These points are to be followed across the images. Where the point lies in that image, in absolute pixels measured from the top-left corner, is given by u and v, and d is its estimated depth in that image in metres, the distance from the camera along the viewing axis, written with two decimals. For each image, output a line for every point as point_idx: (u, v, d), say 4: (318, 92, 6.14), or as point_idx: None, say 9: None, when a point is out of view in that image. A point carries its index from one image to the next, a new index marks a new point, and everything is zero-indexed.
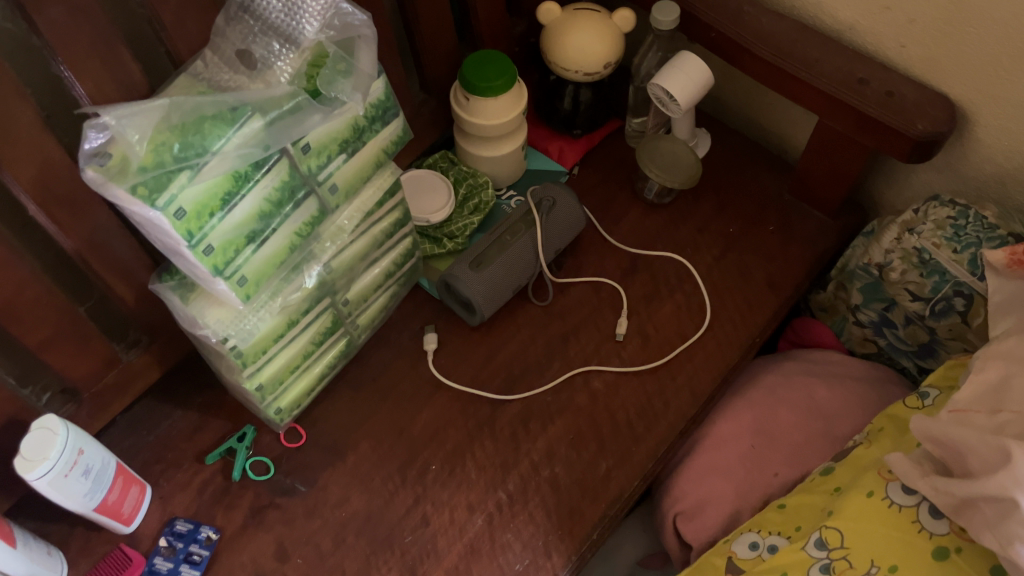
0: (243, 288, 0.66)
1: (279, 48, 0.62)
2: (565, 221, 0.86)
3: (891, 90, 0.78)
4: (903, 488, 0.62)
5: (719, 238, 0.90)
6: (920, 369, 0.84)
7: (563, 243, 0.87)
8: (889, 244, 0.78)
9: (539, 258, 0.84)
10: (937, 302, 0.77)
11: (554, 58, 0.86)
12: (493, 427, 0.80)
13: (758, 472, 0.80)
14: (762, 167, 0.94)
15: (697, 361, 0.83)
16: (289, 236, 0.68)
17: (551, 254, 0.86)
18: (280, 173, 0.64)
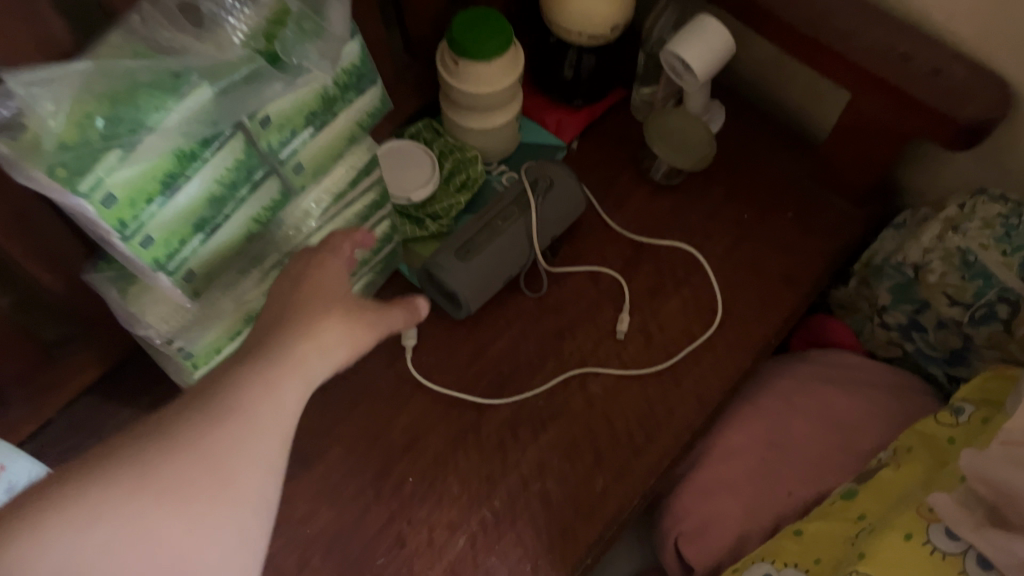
0: (191, 284, 0.57)
1: (232, 2, 0.53)
2: (564, 203, 0.77)
3: (937, 68, 0.68)
4: (946, 531, 0.55)
5: (732, 226, 0.81)
6: (949, 378, 0.76)
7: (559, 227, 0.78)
8: (929, 242, 0.69)
9: (533, 244, 0.75)
10: (977, 308, 0.68)
11: (555, 18, 0.75)
12: (477, 436, 0.72)
13: (770, 490, 0.72)
14: (782, 147, 0.85)
15: (705, 364, 0.75)
16: (245, 223, 0.58)
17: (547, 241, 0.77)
18: (233, 151, 0.54)
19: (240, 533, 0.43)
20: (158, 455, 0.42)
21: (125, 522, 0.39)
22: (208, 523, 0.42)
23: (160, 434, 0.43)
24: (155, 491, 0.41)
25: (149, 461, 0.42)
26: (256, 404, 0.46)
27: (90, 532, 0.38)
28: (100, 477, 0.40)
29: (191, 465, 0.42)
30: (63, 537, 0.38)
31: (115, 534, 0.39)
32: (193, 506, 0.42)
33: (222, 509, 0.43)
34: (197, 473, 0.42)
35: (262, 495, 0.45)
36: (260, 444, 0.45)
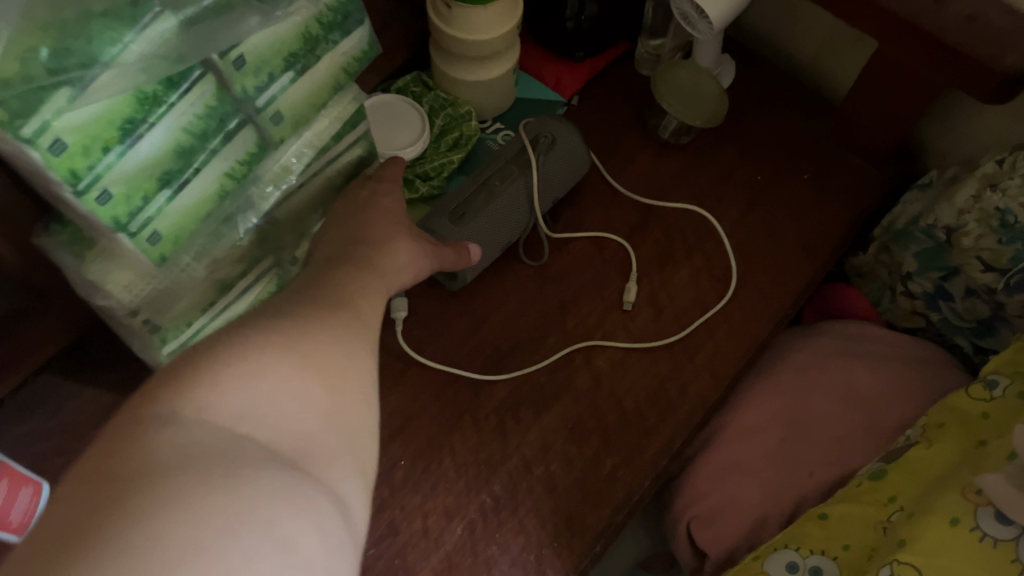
0: (156, 249, 0.50)
1: None
2: (565, 162, 0.71)
3: (973, 15, 0.63)
4: (996, 514, 0.50)
5: (745, 188, 0.76)
6: (977, 350, 0.71)
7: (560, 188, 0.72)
8: (964, 203, 0.64)
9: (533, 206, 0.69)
10: (1013, 275, 0.63)
11: None
12: (475, 415, 0.66)
13: (789, 470, 0.67)
14: (796, 105, 0.80)
15: (720, 337, 0.70)
16: (217, 180, 0.51)
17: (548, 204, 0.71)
18: (203, 95, 0.47)
19: (370, 399, 0.41)
20: (291, 324, 0.40)
21: (281, 374, 0.36)
22: (350, 382, 0.40)
23: (281, 317, 0.40)
24: (301, 349, 0.38)
25: (287, 329, 0.39)
26: (358, 302, 0.46)
27: (250, 383, 0.35)
28: (248, 337, 0.37)
29: (324, 334, 0.40)
30: (226, 387, 0.34)
31: (276, 385, 0.36)
32: (336, 364, 0.39)
33: (357, 372, 0.40)
34: (332, 340, 0.40)
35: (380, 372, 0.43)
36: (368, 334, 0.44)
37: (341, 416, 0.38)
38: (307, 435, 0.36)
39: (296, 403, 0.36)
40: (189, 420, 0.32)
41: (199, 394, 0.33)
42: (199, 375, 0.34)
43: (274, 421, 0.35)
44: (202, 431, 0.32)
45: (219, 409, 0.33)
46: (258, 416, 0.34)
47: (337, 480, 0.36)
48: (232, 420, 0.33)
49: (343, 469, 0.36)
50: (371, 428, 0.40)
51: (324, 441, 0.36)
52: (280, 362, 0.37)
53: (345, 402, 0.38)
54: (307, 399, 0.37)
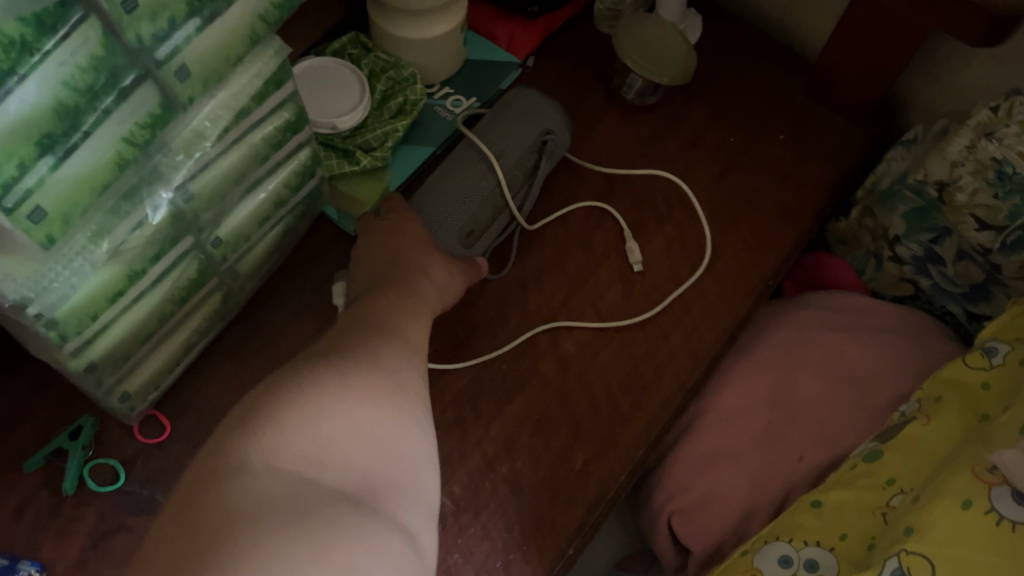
0: (42, 228, 0.42)
1: None
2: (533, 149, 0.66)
3: None
4: (1012, 495, 0.45)
5: (718, 152, 0.70)
6: (970, 316, 0.66)
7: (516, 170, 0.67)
8: (957, 155, 0.58)
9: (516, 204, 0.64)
10: (1011, 233, 0.58)
11: None
12: (431, 409, 0.59)
13: (776, 456, 0.61)
14: (767, 63, 0.74)
15: (696, 313, 0.64)
16: (113, 146, 0.44)
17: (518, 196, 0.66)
18: (87, 42, 0.40)
19: (423, 434, 0.40)
20: (355, 351, 0.41)
21: (359, 394, 0.38)
22: (418, 393, 0.42)
23: (342, 340, 0.43)
24: (368, 371, 0.40)
25: (349, 358, 0.40)
26: (391, 344, 0.44)
27: (330, 409, 0.36)
28: (328, 355, 0.40)
29: (378, 358, 0.42)
30: (314, 410, 0.36)
31: (352, 408, 0.37)
32: (403, 376, 0.42)
33: (413, 394, 0.42)
34: (389, 363, 0.42)
35: (428, 410, 0.42)
36: (409, 376, 0.42)
37: (413, 432, 0.39)
38: (393, 446, 0.37)
39: (376, 419, 0.37)
40: (263, 467, 0.32)
41: (285, 426, 0.34)
42: (280, 409, 0.35)
43: (362, 441, 0.36)
44: (296, 454, 0.34)
45: (307, 436, 0.34)
46: (342, 439, 0.36)
47: (417, 493, 0.37)
48: (303, 459, 0.33)
49: (423, 476, 0.38)
50: (426, 462, 0.39)
51: (397, 459, 0.37)
52: (362, 376, 0.39)
53: (414, 420, 0.40)
54: (390, 410, 0.39)
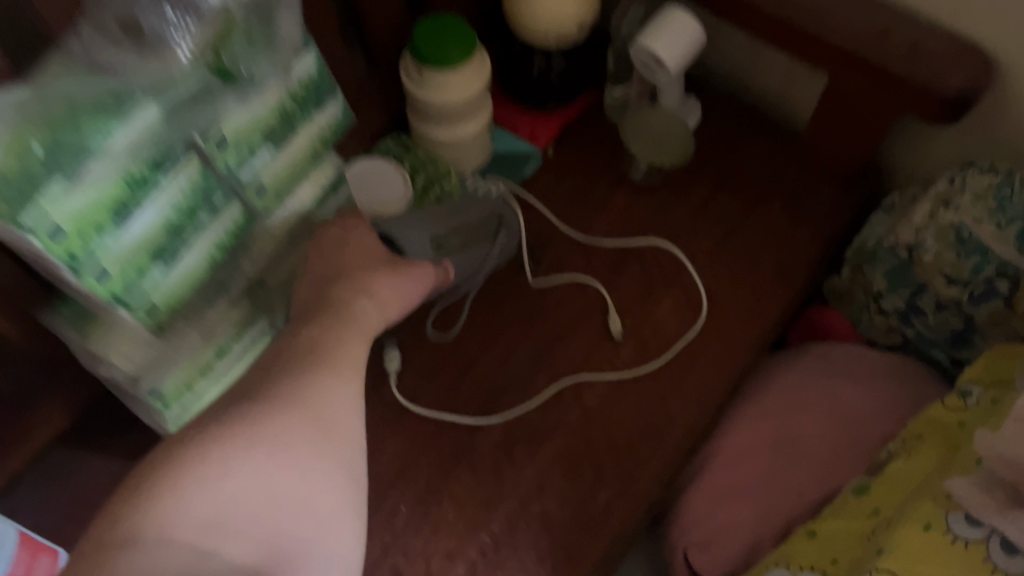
0: (154, 317, 0.54)
1: (176, 17, 0.48)
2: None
3: (917, 42, 0.66)
4: (967, 518, 0.52)
5: (720, 221, 0.79)
6: (953, 361, 0.73)
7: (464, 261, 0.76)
8: (921, 221, 0.68)
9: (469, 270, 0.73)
10: (976, 285, 0.66)
11: (519, 20, 0.73)
12: (471, 458, 0.68)
13: (779, 491, 0.69)
14: (763, 138, 0.83)
15: (703, 366, 0.72)
16: (208, 250, 0.55)
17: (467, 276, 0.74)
18: (189, 175, 0.51)
19: (339, 477, 0.47)
20: (278, 395, 0.47)
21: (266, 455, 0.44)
22: (341, 436, 0.48)
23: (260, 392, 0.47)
24: (286, 421, 0.46)
25: (264, 413, 0.46)
26: (328, 378, 0.49)
27: (235, 471, 0.42)
28: (251, 405, 0.46)
29: (291, 408, 0.47)
30: (211, 478, 0.42)
31: (253, 471, 0.43)
32: (325, 420, 0.47)
33: (325, 443, 0.47)
34: (314, 406, 0.47)
35: (341, 456, 0.47)
36: (325, 424, 0.47)
37: (326, 479, 0.46)
38: (299, 500, 0.44)
39: (282, 475, 0.44)
40: (159, 536, 0.38)
41: (185, 494, 0.41)
42: (185, 477, 0.41)
43: (264, 502, 0.43)
44: (193, 520, 0.40)
45: (206, 502, 0.41)
46: (239, 502, 0.42)
47: (324, 540, 0.44)
48: (198, 529, 0.39)
49: (332, 523, 0.45)
50: (338, 506, 0.46)
51: (297, 512, 0.44)
52: (276, 431, 0.45)
53: (329, 469, 0.46)
54: (300, 463, 0.45)
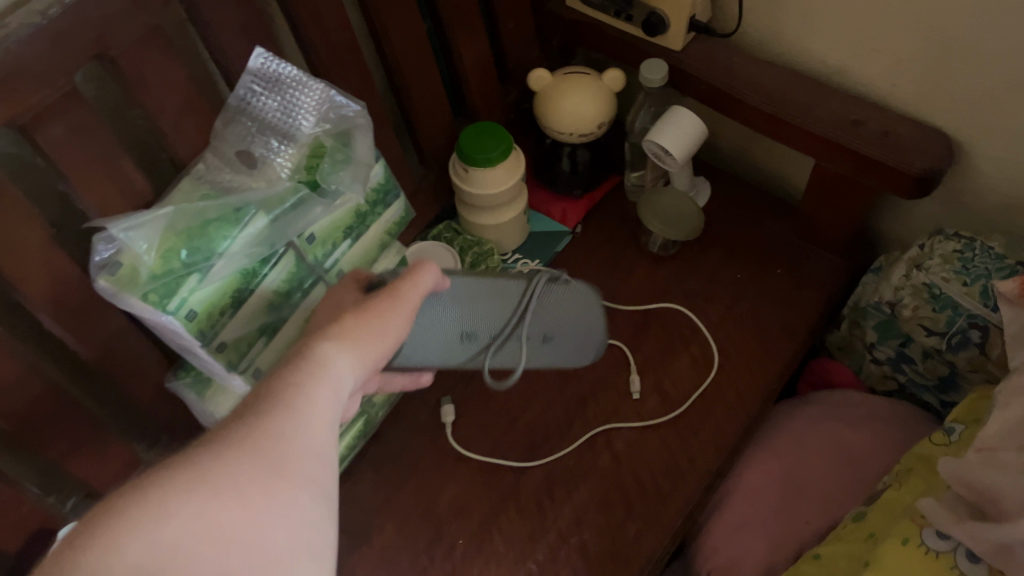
0: (258, 379, 0.67)
1: (278, 144, 0.63)
2: (570, 327, 0.72)
3: (888, 130, 0.76)
4: (937, 532, 0.61)
5: (730, 287, 0.90)
6: (944, 403, 0.83)
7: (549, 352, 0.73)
8: (898, 281, 0.78)
9: (522, 307, 0.67)
10: (952, 336, 0.76)
11: (548, 122, 0.87)
12: (517, 499, 0.79)
13: (790, 523, 0.78)
14: (767, 214, 0.95)
15: (718, 414, 0.83)
16: (300, 325, 0.68)
17: (540, 337, 0.70)
18: (287, 266, 0.64)
19: (309, 514, 0.40)
20: (229, 441, 0.41)
21: (220, 486, 0.38)
22: (319, 464, 0.43)
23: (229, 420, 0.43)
24: (236, 458, 0.40)
25: (205, 459, 0.39)
26: (296, 415, 0.43)
27: (175, 510, 0.36)
28: (193, 458, 0.39)
29: (241, 446, 0.40)
30: (141, 525, 0.35)
31: (195, 510, 0.37)
32: (291, 451, 0.41)
33: (283, 481, 0.40)
34: (268, 443, 0.41)
35: (317, 483, 0.42)
36: (286, 459, 0.41)
37: (294, 516, 0.39)
38: (254, 539, 0.37)
39: (234, 512, 0.38)
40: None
41: (120, 538, 0.35)
42: (118, 521, 0.35)
43: (211, 546, 0.36)
44: (130, 564, 0.34)
45: (142, 546, 0.35)
46: (183, 542, 0.36)
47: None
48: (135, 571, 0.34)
49: (302, 562, 0.38)
50: (307, 548, 0.39)
51: (257, 553, 0.37)
52: (224, 472, 0.39)
53: (296, 505, 0.40)
54: (252, 501, 0.38)
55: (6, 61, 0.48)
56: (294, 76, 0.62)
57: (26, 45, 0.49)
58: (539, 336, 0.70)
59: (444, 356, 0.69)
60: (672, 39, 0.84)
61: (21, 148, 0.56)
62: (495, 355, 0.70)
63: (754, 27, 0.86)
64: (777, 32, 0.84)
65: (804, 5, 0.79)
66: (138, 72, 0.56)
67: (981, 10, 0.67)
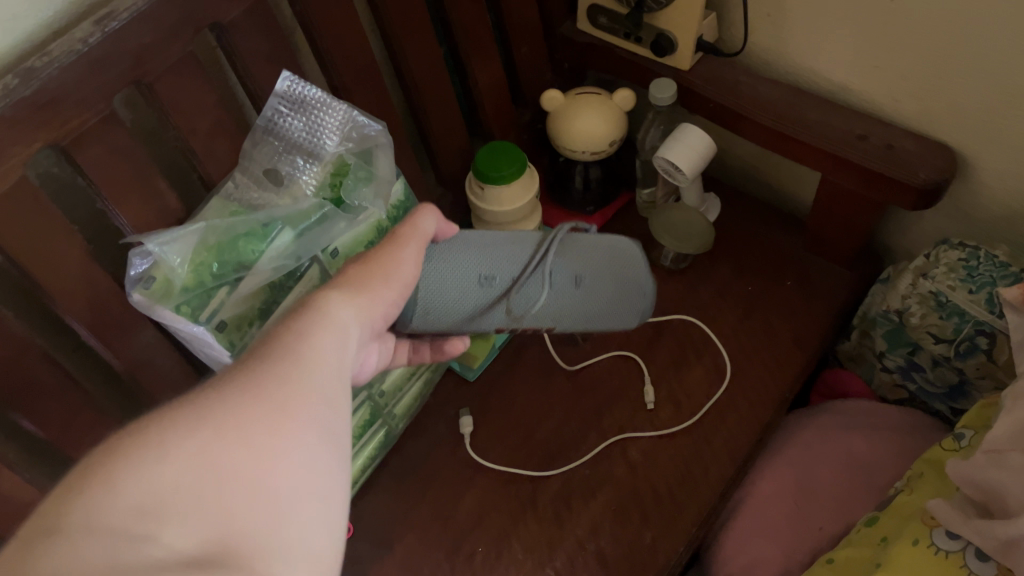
0: None
1: (303, 162, 0.66)
2: (603, 270, 0.68)
3: (890, 144, 0.78)
4: (947, 533, 0.63)
5: (740, 299, 0.92)
6: (954, 411, 0.84)
7: (584, 303, 0.68)
8: (905, 290, 0.80)
9: (546, 247, 0.66)
10: (960, 343, 0.78)
11: (560, 142, 0.90)
12: (535, 507, 0.81)
13: (803, 529, 0.79)
14: (775, 228, 0.97)
15: (731, 423, 0.84)
16: None
17: (570, 279, 0.67)
18: (312, 280, 0.66)
19: (324, 456, 0.37)
20: (230, 382, 0.38)
21: (227, 426, 0.35)
22: (329, 407, 0.39)
23: (232, 363, 0.40)
24: (244, 396, 0.37)
25: (208, 400, 0.36)
26: (305, 357, 0.40)
27: (176, 450, 0.33)
28: (193, 398, 0.36)
29: (246, 387, 0.37)
30: (140, 466, 0.32)
31: (202, 449, 0.33)
32: (300, 392, 0.38)
33: (294, 422, 0.37)
34: (278, 384, 0.38)
35: (330, 425, 0.39)
36: (296, 398, 0.38)
37: (309, 458, 0.36)
38: (262, 479, 0.34)
39: (243, 452, 0.34)
40: (86, 523, 0.29)
41: (117, 478, 0.31)
42: (115, 462, 0.32)
43: (216, 486, 0.33)
44: (129, 506, 0.31)
45: (141, 486, 0.31)
46: (187, 483, 0.32)
47: (295, 536, 0.33)
48: (136, 513, 0.30)
49: (313, 506, 0.35)
50: (318, 492, 0.36)
51: (269, 494, 0.34)
52: (228, 411, 0.35)
53: (309, 446, 0.37)
54: (258, 440, 0.35)
55: (49, 87, 0.51)
56: (318, 97, 0.66)
57: (67, 72, 0.51)
58: (569, 276, 0.67)
59: (467, 300, 0.65)
60: (681, 58, 0.87)
61: (63, 168, 0.59)
62: (521, 297, 0.66)
63: (760, 47, 0.89)
64: (782, 51, 0.87)
65: (808, 25, 0.82)
66: (171, 97, 0.59)
67: (980, 26, 0.69)
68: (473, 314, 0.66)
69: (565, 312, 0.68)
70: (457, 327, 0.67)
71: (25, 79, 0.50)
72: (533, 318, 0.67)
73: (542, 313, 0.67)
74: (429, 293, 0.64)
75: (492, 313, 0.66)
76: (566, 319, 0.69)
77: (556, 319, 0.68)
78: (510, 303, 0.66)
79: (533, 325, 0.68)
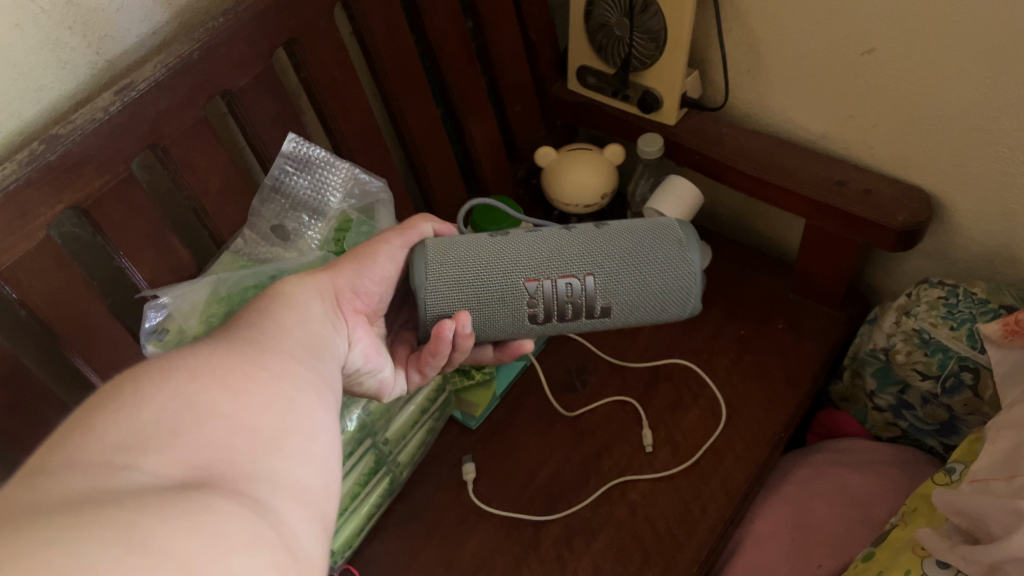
0: None
1: (308, 219, 0.71)
2: (632, 225, 0.67)
3: (868, 189, 0.82)
4: (937, 562, 0.64)
5: (733, 342, 0.95)
6: (945, 447, 0.86)
7: (607, 242, 0.64)
8: (890, 328, 0.84)
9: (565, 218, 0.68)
10: (946, 379, 0.80)
11: (555, 196, 0.94)
12: (538, 550, 0.82)
13: (802, 566, 0.80)
14: (766, 273, 1.01)
15: (728, 462, 0.86)
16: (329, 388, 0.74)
17: (592, 227, 0.66)
18: None
19: (295, 402, 0.40)
20: (196, 349, 0.40)
21: (200, 375, 0.37)
22: (297, 366, 0.43)
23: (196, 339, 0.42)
24: (211, 356, 0.39)
25: (179, 359, 0.38)
26: (262, 335, 0.44)
27: (152, 394, 0.35)
28: (162, 356, 0.39)
29: (210, 352, 0.40)
30: (117, 411, 0.34)
31: (175, 393, 0.36)
32: (267, 356, 0.42)
33: (261, 376, 0.40)
34: (242, 352, 0.41)
35: (297, 380, 0.42)
36: (261, 361, 0.41)
37: (278, 401, 0.39)
38: (238, 418, 0.37)
39: (216, 396, 0.37)
40: (71, 459, 0.31)
41: (96, 423, 0.33)
42: (94, 412, 0.34)
43: (194, 421, 0.35)
44: (112, 443, 0.32)
45: (123, 425, 0.33)
46: (166, 420, 0.34)
47: (277, 467, 0.36)
48: (119, 449, 0.32)
49: (289, 444, 0.38)
50: (293, 431, 0.39)
51: (245, 431, 0.37)
52: (199, 363, 0.38)
53: (278, 393, 0.40)
54: (232, 386, 0.38)
55: (73, 152, 0.55)
56: (322, 157, 0.70)
57: (90, 138, 0.55)
58: (588, 226, 0.66)
59: (486, 244, 0.64)
60: (666, 114, 0.91)
61: (84, 229, 0.62)
62: (537, 237, 0.65)
63: (741, 101, 0.93)
64: (763, 105, 0.91)
65: (785, 79, 0.87)
66: (185, 159, 0.63)
67: (944, 76, 0.73)
68: (494, 258, 0.63)
69: (592, 249, 0.64)
70: (482, 287, 0.62)
71: (50, 145, 0.54)
72: (559, 259, 0.63)
73: (565, 251, 0.63)
74: (447, 241, 0.65)
75: (513, 254, 0.63)
76: (595, 260, 0.63)
77: (584, 259, 0.63)
78: (527, 242, 0.64)
79: (562, 269, 0.63)
